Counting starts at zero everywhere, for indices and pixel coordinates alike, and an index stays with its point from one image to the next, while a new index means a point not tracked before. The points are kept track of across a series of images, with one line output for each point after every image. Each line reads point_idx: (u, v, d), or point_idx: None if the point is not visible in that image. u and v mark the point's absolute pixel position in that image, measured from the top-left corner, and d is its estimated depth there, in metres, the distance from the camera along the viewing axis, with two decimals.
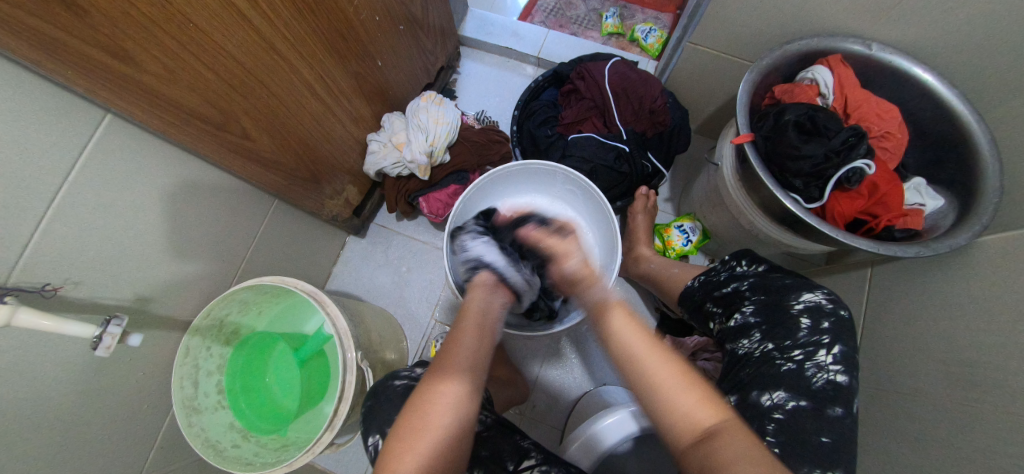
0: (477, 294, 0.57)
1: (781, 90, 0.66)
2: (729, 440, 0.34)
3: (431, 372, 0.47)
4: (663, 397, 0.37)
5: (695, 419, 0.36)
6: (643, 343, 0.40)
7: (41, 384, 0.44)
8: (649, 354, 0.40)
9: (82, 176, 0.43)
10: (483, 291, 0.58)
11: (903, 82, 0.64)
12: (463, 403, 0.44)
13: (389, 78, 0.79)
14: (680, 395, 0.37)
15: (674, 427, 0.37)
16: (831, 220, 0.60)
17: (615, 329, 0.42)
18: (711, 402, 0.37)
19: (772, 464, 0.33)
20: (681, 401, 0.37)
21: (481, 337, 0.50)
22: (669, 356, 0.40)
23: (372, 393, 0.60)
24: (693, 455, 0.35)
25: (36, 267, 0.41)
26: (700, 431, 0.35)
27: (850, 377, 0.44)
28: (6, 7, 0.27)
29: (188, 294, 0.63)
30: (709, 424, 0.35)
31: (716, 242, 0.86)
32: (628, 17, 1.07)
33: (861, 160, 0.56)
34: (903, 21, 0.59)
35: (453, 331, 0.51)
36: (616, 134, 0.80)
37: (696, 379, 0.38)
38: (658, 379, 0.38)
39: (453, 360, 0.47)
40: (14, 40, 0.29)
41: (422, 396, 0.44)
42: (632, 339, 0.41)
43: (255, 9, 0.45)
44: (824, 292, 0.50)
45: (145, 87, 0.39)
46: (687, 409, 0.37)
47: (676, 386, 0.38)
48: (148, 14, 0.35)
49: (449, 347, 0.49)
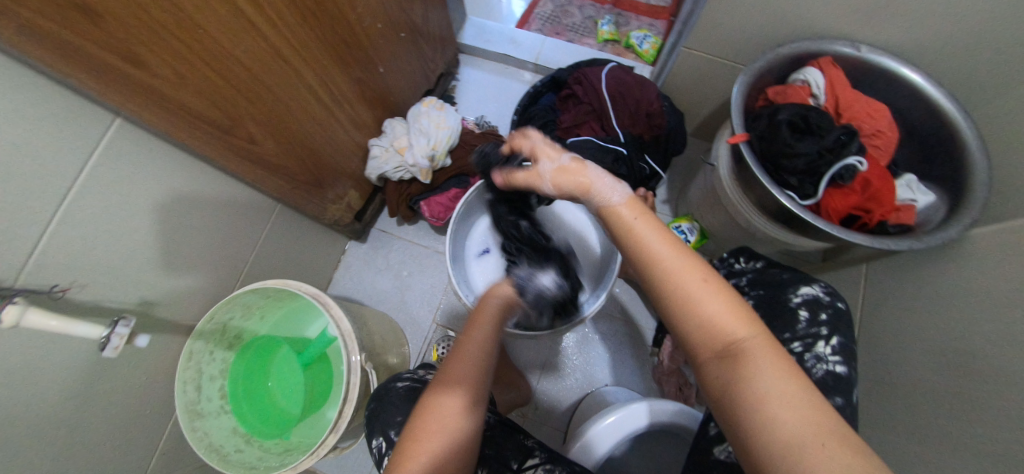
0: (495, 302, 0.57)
1: (774, 91, 0.67)
2: (761, 359, 0.31)
3: (433, 384, 0.48)
4: (690, 306, 0.34)
5: (725, 331, 0.33)
6: (665, 247, 0.36)
7: (47, 386, 0.44)
8: (677, 264, 0.35)
9: (91, 178, 0.44)
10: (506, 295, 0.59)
11: (892, 82, 0.65)
12: (468, 408, 0.45)
13: (391, 84, 0.80)
14: (709, 304, 0.34)
15: (698, 338, 0.34)
16: (825, 216, 0.61)
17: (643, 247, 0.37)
18: (744, 315, 0.33)
19: (809, 393, 0.30)
20: (709, 313, 0.33)
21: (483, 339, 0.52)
22: (701, 265, 0.35)
23: (374, 397, 0.60)
24: (720, 367, 0.33)
25: (44, 267, 0.42)
26: (730, 345, 0.32)
27: (849, 368, 0.45)
28: (24, 11, 0.28)
29: (193, 298, 0.63)
30: (741, 339, 0.32)
31: (714, 242, 0.87)
32: (623, 23, 1.10)
33: (853, 157, 0.58)
34: (890, 23, 0.61)
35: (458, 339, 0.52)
36: (614, 137, 0.81)
37: (724, 286, 0.34)
38: (683, 288, 0.34)
39: (456, 373, 0.48)
40: (31, 43, 0.30)
41: (427, 406, 0.45)
42: (660, 248, 0.36)
43: (263, 16, 0.46)
44: (821, 285, 0.51)
45: (157, 91, 0.41)
46: (716, 319, 0.33)
47: (706, 295, 0.34)
48: (161, 20, 0.37)
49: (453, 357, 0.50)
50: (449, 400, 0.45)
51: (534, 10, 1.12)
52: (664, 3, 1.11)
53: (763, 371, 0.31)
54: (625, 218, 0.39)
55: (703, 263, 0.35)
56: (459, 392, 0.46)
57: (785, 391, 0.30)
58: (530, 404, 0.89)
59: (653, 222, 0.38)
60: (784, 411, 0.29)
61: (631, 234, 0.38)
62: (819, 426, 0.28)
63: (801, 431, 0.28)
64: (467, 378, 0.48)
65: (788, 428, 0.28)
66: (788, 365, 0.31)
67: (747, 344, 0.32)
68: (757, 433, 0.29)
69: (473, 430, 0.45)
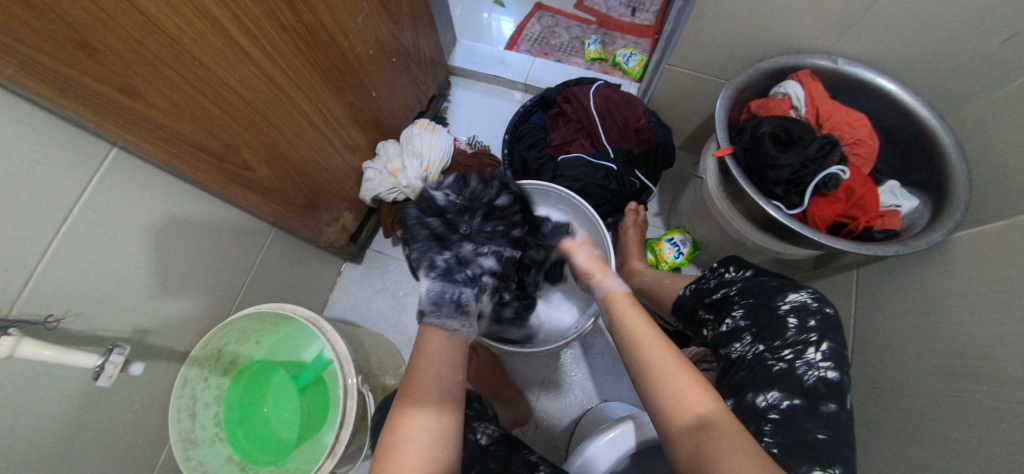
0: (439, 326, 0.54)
1: (756, 105, 0.69)
2: (721, 428, 0.37)
3: (397, 402, 0.46)
4: (662, 382, 0.42)
5: (690, 405, 0.40)
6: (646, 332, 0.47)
7: (39, 418, 0.44)
8: (649, 347, 0.45)
9: (86, 208, 0.45)
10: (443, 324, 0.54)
11: (870, 92, 0.67)
12: (439, 427, 0.44)
13: (384, 107, 0.82)
14: (673, 380, 0.42)
15: (668, 413, 0.41)
16: (812, 224, 0.62)
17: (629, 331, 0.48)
18: (703, 389, 0.40)
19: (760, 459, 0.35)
20: (678, 386, 0.41)
21: (444, 350, 0.52)
22: (668, 349, 0.45)
23: (382, 407, 0.63)
24: (687, 438, 0.38)
25: (39, 298, 0.42)
26: (695, 416, 0.39)
27: (841, 374, 0.45)
28: (24, 48, 0.29)
29: (187, 324, 0.63)
30: (703, 409, 0.39)
31: (707, 253, 0.88)
32: (609, 43, 1.14)
33: (835, 166, 0.59)
34: (862, 37, 0.64)
35: (411, 364, 0.50)
36: (603, 153, 0.83)
37: (687, 366, 0.43)
38: (656, 363, 0.43)
39: (421, 391, 0.46)
40: (30, 80, 0.31)
41: (394, 435, 0.43)
42: (642, 335, 0.47)
43: (256, 46, 0.48)
44: (808, 291, 0.51)
45: (151, 121, 0.42)
46: (682, 395, 0.40)
47: (671, 372, 0.42)
48: (156, 52, 0.38)
49: (415, 375, 0.48)
50: (416, 418, 0.44)
51: (522, 32, 1.16)
52: (648, 22, 1.15)
53: (720, 434, 0.36)
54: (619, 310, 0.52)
55: (671, 348, 0.45)
56: (426, 409, 0.45)
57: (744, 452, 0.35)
58: (530, 423, 0.87)
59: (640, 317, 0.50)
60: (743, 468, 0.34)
61: (621, 320, 0.51)
62: None
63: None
64: (436, 395, 0.46)
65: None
66: (741, 431, 0.37)
67: (710, 413, 0.38)
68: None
69: (444, 449, 0.43)
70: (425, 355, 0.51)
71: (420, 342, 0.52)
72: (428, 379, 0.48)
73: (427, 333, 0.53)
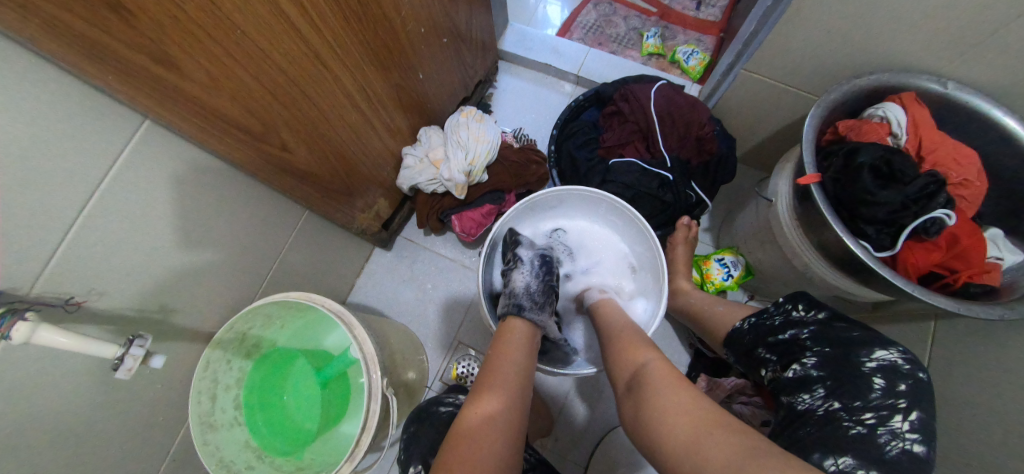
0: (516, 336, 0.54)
1: (845, 125, 0.61)
2: (655, 370, 0.44)
3: (473, 393, 0.47)
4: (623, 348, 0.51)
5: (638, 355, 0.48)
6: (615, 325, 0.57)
7: (57, 400, 0.42)
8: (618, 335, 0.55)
9: (114, 185, 0.41)
10: (524, 325, 0.56)
11: (982, 125, 0.59)
12: (512, 418, 0.44)
13: (428, 91, 0.77)
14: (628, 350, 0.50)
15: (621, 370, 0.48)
16: (902, 271, 0.56)
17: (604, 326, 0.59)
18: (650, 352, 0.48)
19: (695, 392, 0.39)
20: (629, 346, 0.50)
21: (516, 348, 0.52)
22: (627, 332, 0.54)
23: (415, 418, 0.62)
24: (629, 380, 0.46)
25: (61, 277, 0.39)
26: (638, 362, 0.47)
27: (928, 449, 0.40)
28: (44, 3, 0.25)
29: (213, 305, 0.61)
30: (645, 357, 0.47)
31: (759, 279, 0.82)
32: (670, 37, 1.05)
33: (942, 210, 0.52)
34: (983, 61, 0.56)
35: (491, 353, 0.52)
36: (660, 161, 0.77)
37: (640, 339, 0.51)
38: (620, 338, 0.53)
39: (497, 381, 0.47)
40: (45, 36, 0.27)
41: (470, 417, 0.43)
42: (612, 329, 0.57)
43: (306, 19, 0.43)
44: (899, 350, 0.46)
45: (189, 96, 0.37)
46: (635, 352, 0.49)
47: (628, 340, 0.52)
48: (200, 22, 0.33)
49: (492, 367, 0.49)
50: (490, 407, 0.44)
51: (576, 18, 1.08)
52: (714, 18, 1.05)
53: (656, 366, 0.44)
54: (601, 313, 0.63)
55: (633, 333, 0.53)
56: (500, 400, 0.45)
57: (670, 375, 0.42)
58: (550, 435, 0.84)
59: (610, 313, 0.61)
60: (666, 394, 0.40)
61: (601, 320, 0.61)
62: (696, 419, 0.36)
63: (681, 411, 0.37)
64: (512, 393, 0.46)
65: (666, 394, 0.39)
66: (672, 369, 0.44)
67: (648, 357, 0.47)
68: (650, 414, 0.39)
69: (513, 445, 0.42)
70: (498, 351, 0.52)
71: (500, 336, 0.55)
72: (506, 373, 0.48)
73: (507, 332, 0.55)
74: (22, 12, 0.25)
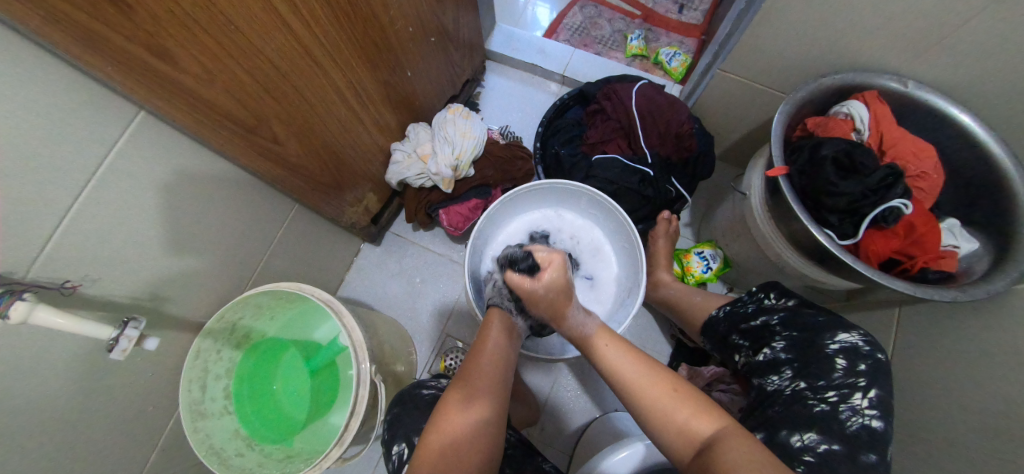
0: (495, 333, 0.55)
1: (813, 122, 0.65)
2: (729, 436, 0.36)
3: (453, 390, 0.49)
4: (662, 408, 0.40)
5: (694, 429, 0.38)
6: (631, 367, 0.44)
7: (49, 382, 0.43)
8: (637, 373, 0.44)
9: (107, 174, 0.42)
10: (500, 331, 0.55)
11: (939, 122, 0.63)
12: (486, 421, 0.47)
13: (416, 89, 0.79)
14: (674, 410, 0.40)
15: (675, 439, 0.39)
16: (864, 258, 0.59)
17: (611, 360, 0.46)
18: (707, 412, 0.39)
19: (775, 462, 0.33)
20: (679, 411, 0.40)
21: (496, 348, 0.53)
22: (660, 375, 0.43)
23: (398, 401, 0.63)
24: (694, 465, 0.37)
25: (57, 262, 0.41)
26: (699, 441, 0.38)
27: (886, 424, 0.43)
28: None
29: (204, 295, 0.62)
30: (710, 434, 0.37)
31: (737, 271, 0.85)
32: (653, 39, 1.08)
33: (899, 200, 0.55)
34: (940, 62, 0.59)
35: (475, 348, 0.54)
36: (641, 157, 0.80)
37: (689, 393, 0.41)
38: (653, 399, 0.41)
39: (477, 381, 0.49)
40: (52, 29, 0.29)
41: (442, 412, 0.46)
42: (629, 367, 0.44)
43: (296, 16, 0.44)
44: (860, 333, 0.48)
45: (182, 88, 0.39)
46: (687, 422, 0.39)
47: (668, 401, 0.40)
48: (194, 16, 0.34)
49: (471, 368, 0.51)
50: (464, 411, 0.46)
51: (563, 20, 1.11)
52: (696, 21, 1.09)
53: (733, 447, 0.35)
54: (597, 343, 0.48)
55: (662, 372, 0.43)
56: (477, 404, 0.47)
57: (755, 460, 0.33)
58: (537, 424, 0.86)
59: (608, 336, 0.48)
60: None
61: (602, 359, 0.47)
62: None
63: None
64: (489, 391, 0.49)
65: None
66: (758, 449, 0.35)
67: (714, 436, 0.37)
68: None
69: (484, 444, 0.45)
70: (480, 347, 0.54)
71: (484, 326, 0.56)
72: (483, 374, 0.50)
73: (489, 323, 0.56)
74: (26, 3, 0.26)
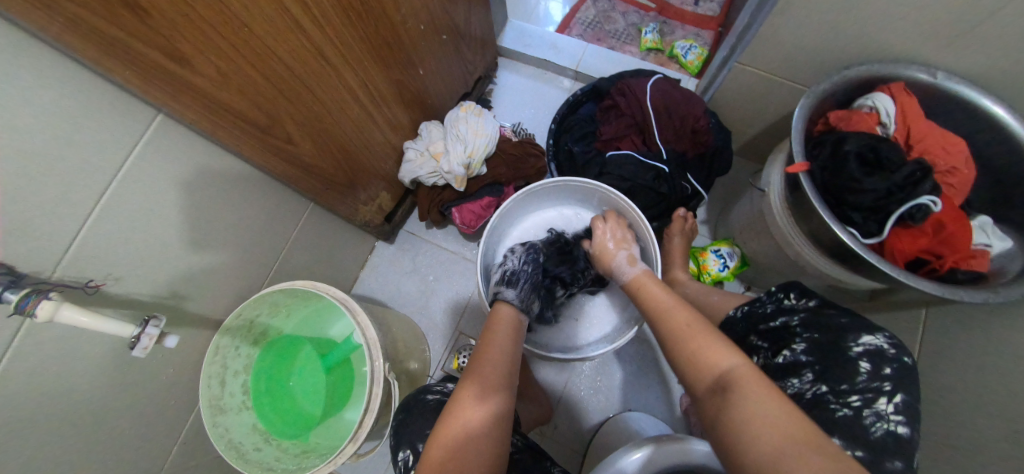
0: (503, 330, 0.57)
1: (836, 116, 0.62)
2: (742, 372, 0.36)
3: (462, 384, 0.50)
4: (682, 342, 0.42)
5: (708, 360, 0.39)
6: (668, 299, 0.50)
7: (75, 377, 0.44)
8: (670, 307, 0.49)
9: (128, 175, 0.43)
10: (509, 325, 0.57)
11: (971, 114, 0.60)
12: (493, 411, 0.47)
13: (428, 87, 0.78)
14: (691, 342, 0.41)
15: (693, 372, 0.40)
16: (888, 257, 0.57)
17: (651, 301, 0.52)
18: (721, 346, 0.39)
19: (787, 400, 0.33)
20: (695, 344, 0.41)
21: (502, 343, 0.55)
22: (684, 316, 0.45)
23: (405, 406, 0.64)
24: (712, 394, 0.37)
25: (81, 262, 0.42)
26: (715, 372, 0.38)
27: (911, 429, 0.42)
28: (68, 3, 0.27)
29: (222, 293, 0.63)
30: (726, 365, 0.37)
31: (755, 270, 0.83)
32: (668, 32, 1.06)
33: (927, 197, 0.53)
34: (972, 51, 0.56)
35: (481, 345, 0.55)
36: (655, 153, 0.78)
37: (704, 329, 0.42)
38: (678, 332, 0.44)
39: (484, 373, 0.50)
40: (69, 35, 0.29)
41: (452, 405, 0.47)
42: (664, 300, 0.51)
43: (308, 17, 0.44)
44: (885, 335, 0.46)
45: (198, 91, 0.39)
46: (701, 354, 0.40)
47: (689, 336, 0.42)
48: (207, 19, 0.35)
49: (479, 361, 0.52)
50: (472, 401, 0.46)
51: (575, 15, 1.09)
52: (712, 13, 1.06)
53: (744, 383, 0.35)
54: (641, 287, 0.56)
55: (688, 309, 0.46)
56: (484, 395, 0.47)
57: (765, 393, 0.33)
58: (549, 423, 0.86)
59: (652, 280, 0.55)
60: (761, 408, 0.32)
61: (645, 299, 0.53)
62: (794, 438, 0.29)
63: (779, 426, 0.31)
64: (496, 383, 0.49)
65: (773, 443, 0.30)
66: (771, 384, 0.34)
67: (729, 366, 0.37)
68: (738, 418, 0.33)
69: (493, 432, 0.45)
70: (486, 343, 0.55)
71: (491, 323, 0.58)
72: (489, 366, 0.51)
73: (497, 320, 0.58)
74: (41, 9, 0.27)
